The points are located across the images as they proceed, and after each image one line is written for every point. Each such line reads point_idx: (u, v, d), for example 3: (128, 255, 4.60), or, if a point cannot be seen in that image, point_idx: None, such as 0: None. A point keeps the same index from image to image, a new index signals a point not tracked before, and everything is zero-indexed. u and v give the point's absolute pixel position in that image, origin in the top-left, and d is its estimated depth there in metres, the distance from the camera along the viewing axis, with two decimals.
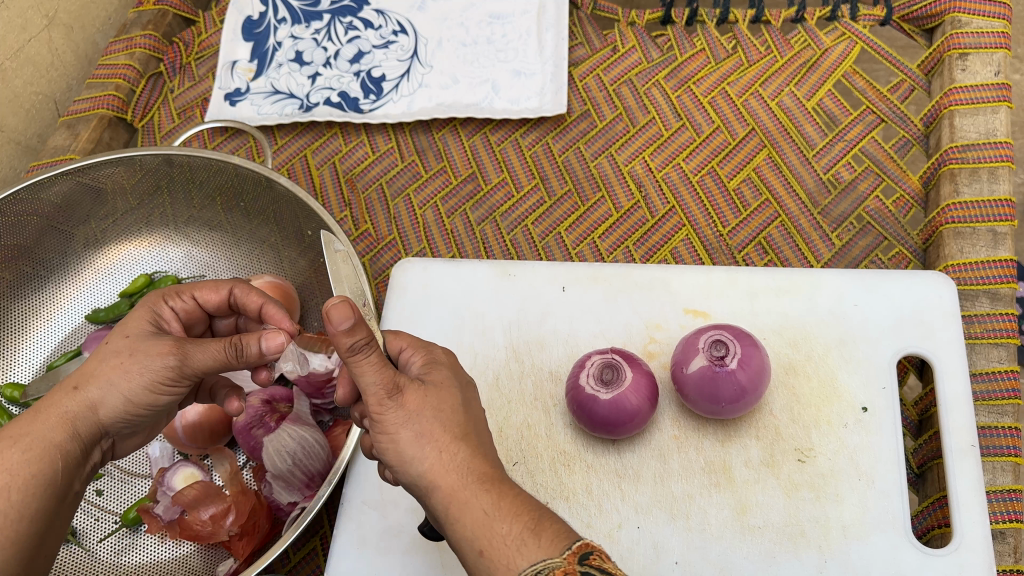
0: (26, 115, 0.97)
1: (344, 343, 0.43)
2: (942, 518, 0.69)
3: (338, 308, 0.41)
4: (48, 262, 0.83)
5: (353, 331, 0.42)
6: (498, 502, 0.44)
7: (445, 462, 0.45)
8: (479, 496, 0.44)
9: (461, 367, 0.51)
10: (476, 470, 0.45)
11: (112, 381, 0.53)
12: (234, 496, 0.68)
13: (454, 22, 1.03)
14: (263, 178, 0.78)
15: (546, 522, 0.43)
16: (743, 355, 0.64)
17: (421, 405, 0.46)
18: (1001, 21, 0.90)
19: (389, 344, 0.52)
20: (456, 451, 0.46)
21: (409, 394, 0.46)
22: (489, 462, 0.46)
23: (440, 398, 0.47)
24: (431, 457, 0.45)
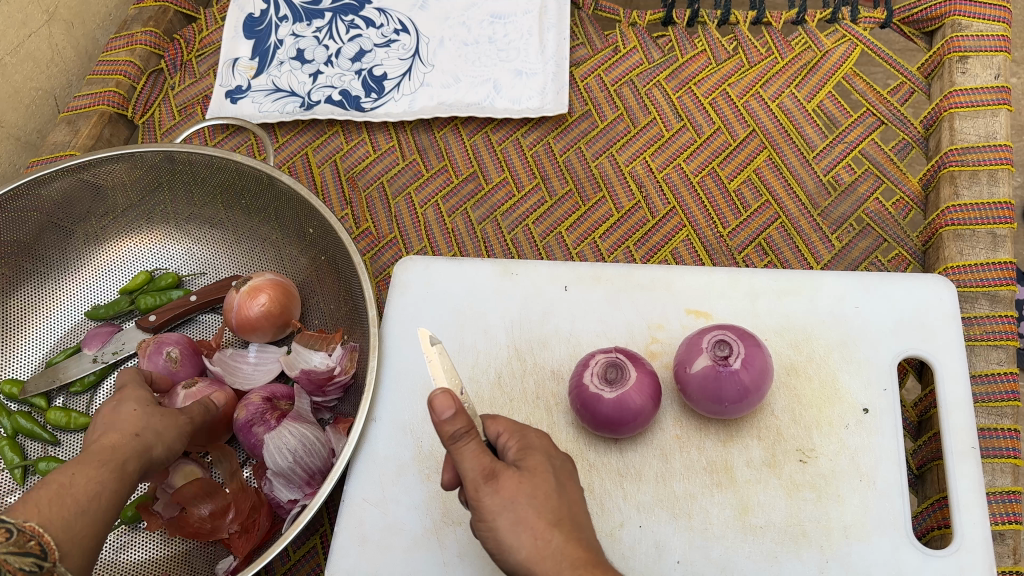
0: (26, 110, 0.97)
1: (446, 431, 0.46)
2: (941, 519, 0.69)
3: (441, 397, 0.45)
4: (48, 259, 0.83)
5: (454, 419, 0.45)
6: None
7: (542, 549, 0.46)
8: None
9: (554, 451, 0.52)
10: (570, 556, 0.46)
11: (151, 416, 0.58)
12: (234, 493, 0.68)
13: (455, 21, 1.03)
14: (265, 176, 0.79)
15: None
16: (746, 355, 0.64)
17: (516, 492, 0.48)
18: (1001, 26, 0.90)
19: (486, 427, 0.53)
20: (552, 538, 0.47)
21: (504, 480, 0.48)
22: (582, 545, 0.47)
23: (536, 484, 0.48)
24: (528, 545, 0.47)
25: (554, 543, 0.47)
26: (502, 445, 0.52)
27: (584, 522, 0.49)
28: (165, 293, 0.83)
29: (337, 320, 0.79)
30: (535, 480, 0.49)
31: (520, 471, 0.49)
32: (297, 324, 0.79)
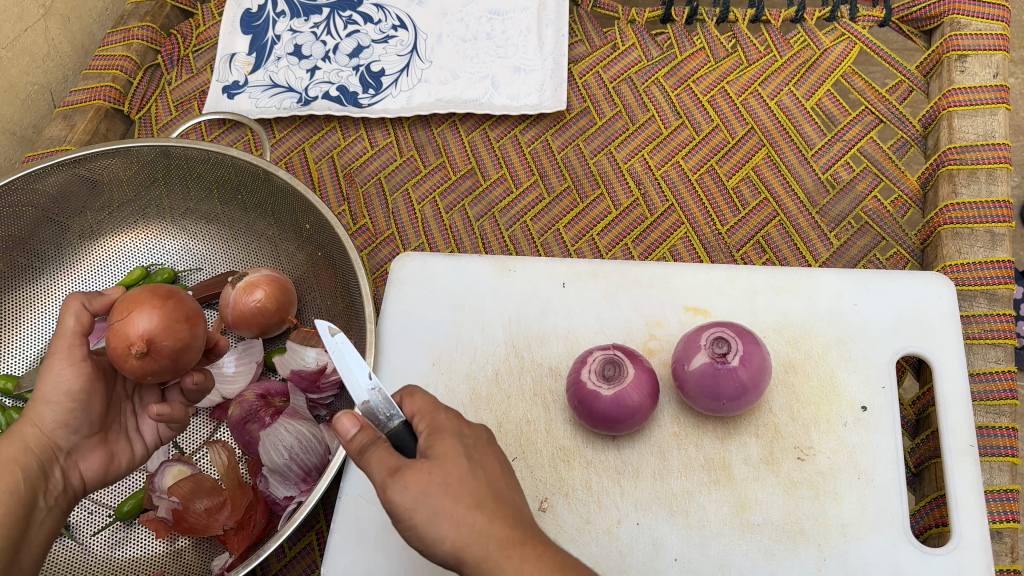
0: (21, 105, 0.96)
1: (354, 447, 0.46)
2: (938, 517, 0.69)
3: (344, 419, 0.45)
4: (43, 253, 0.82)
5: (360, 435, 0.46)
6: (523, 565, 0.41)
7: (467, 535, 0.42)
8: (504, 565, 0.42)
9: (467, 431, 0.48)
10: (498, 535, 0.42)
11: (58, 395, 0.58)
12: (230, 491, 0.68)
13: (454, 17, 1.03)
14: (261, 170, 0.78)
15: None
16: (745, 351, 0.64)
17: (427, 484, 0.44)
18: (1000, 24, 0.90)
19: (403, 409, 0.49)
20: (476, 521, 0.43)
21: (411, 474, 0.44)
22: (510, 523, 0.43)
23: (448, 472, 0.44)
24: (451, 535, 0.43)
25: (478, 527, 0.42)
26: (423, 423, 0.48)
27: (511, 497, 0.45)
28: None
29: (333, 316, 0.78)
30: (449, 467, 0.44)
31: (429, 461, 0.45)
32: (293, 320, 0.78)
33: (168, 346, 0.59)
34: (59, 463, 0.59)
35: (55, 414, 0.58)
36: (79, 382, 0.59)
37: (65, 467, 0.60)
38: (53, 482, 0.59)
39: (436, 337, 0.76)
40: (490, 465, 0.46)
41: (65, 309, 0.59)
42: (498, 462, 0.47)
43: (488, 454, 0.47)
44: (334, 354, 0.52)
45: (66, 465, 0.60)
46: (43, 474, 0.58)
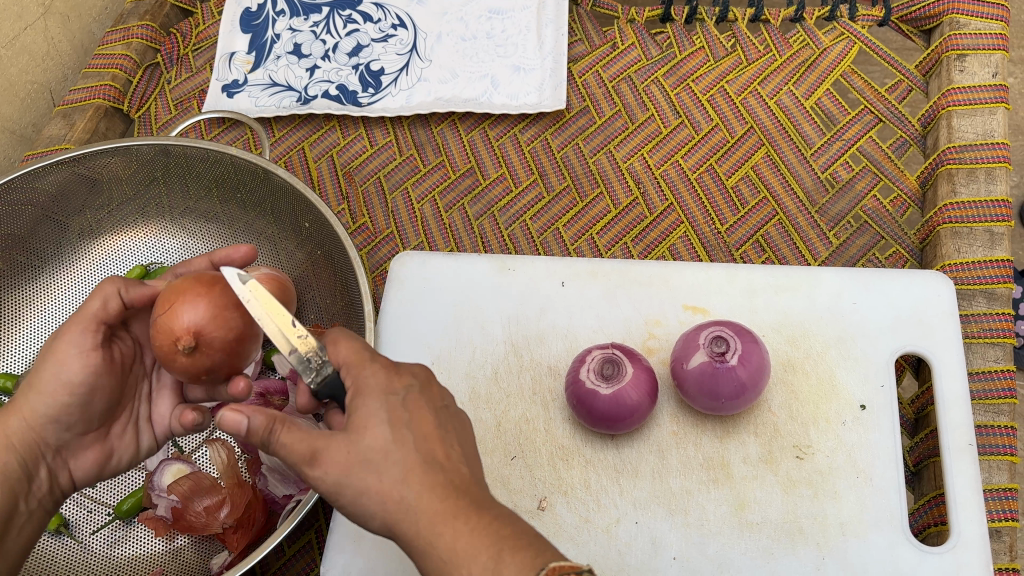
0: (21, 103, 0.96)
1: (257, 437, 0.45)
2: (937, 516, 0.70)
3: (227, 419, 0.44)
4: (42, 252, 0.83)
5: (253, 423, 0.44)
6: (455, 544, 0.40)
7: (392, 509, 0.42)
8: (436, 542, 0.41)
9: (393, 385, 0.45)
10: (425, 510, 0.41)
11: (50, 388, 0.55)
12: (229, 488, 0.68)
13: (453, 16, 1.02)
14: (260, 169, 0.78)
15: (507, 556, 0.39)
16: (744, 351, 0.64)
17: (348, 463, 0.43)
18: (999, 23, 0.90)
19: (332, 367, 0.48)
20: (402, 497, 0.42)
21: (331, 456, 0.43)
22: (440, 493, 0.42)
23: (367, 447, 0.43)
24: (380, 512, 0.42)
25: (409, 503, 0.42)
26: (358, 377, 0.46)
27: (445, 456, 0.43)
28: None
29: (332, 314, 0.78)
30: (367, 443, 0.43)
31: (348, 436, 0.44)
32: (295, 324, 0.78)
33: (219, 337, 0.54)
34: (46, 463, 0.57)
35: (46, 407, 0.55)
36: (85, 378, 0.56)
37: (54, 466, 0.58)
38: (38, 482, 0.57)
39: (436, 336, 0.76)
40: (421, 423, 0.44)
41: (97, 290, 0.56)
42: (432, 415, 0.45)
43: (420, 408, 0.45)
44: (251, 304, 0.53)
45: (55, 464, 0.58)
46: (28, 474, 0.56)
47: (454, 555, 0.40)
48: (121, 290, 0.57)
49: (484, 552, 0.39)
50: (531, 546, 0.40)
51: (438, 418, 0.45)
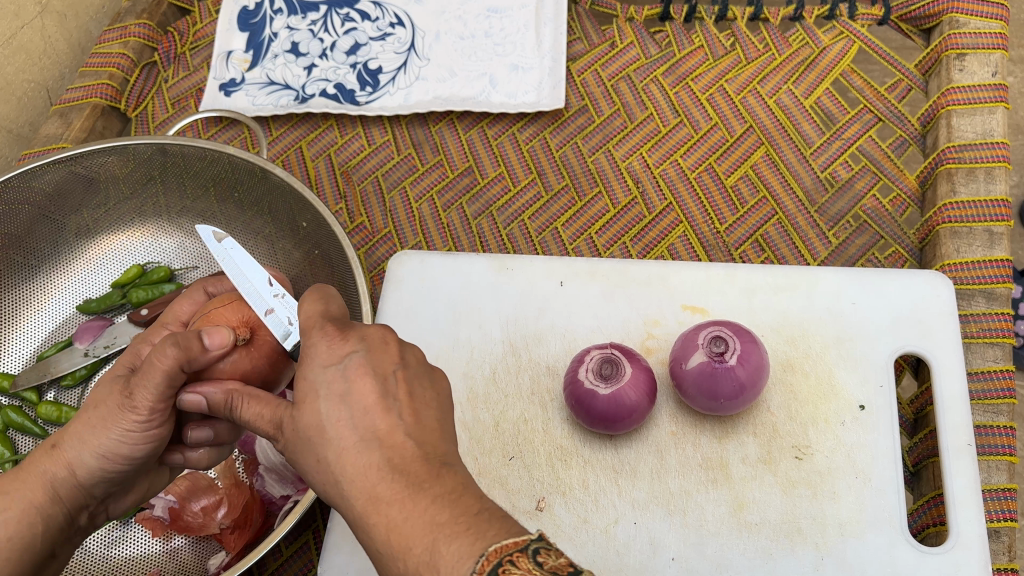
0: (18, 102, 0.96)
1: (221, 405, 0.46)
2: (937, 516, 0.70)
3: (188, 403, 0.47)
4: (39, 252, 0.82)
5: (212, 396, 0.46)
6: (389, 534, 0.39)
7: (324, 472, 0.42)
8: (370, 533, 0.39)
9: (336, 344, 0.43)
10: (363, 491, 0.40)
11: (82, 437, 0.48)
12: (227, 489, 0.68)
13: (452, 15, 1.02)
14: (257, 168, 0.77)
15: (441, 546, 0.37)
16: (743, 351, 0.64)
17: (295, 442, 0.43)
18: (998, 22, 0.90)
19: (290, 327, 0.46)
20: (337, 480, 0.41)
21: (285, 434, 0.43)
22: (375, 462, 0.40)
23: (304, 424, 0.42)
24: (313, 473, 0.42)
25: (342, 487, 0.41)
26: (308, 345, 0.44)
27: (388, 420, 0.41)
28: (157, 288, 0.82)
29: None
30: (304, 418, 0.42)
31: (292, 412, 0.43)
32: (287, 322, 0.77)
33: (272, 339, 0.53)
34: (89, 509, 0.53)
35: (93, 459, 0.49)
36: (143, 451, 0.50)
37: (94, 510, 0.54)
38: (77, 527, 0.54)
39: (433, 335, 0.76)
40: (363, 394, 0.41)
41: (149, 368, 0.45)
42: (374, 381, 0.42)
43: (362, 376, 0.42)
44: (224, 262, 0.54)
45: (96, 508, 0.54)
46: (70, 521, 0.52)
47: (387, 546, 0.38)
48: (183, 364, 0.46)
49: (419, 545, 0.37)
50: (468, 530, 0.37)
51: (384, 386, 0.42)
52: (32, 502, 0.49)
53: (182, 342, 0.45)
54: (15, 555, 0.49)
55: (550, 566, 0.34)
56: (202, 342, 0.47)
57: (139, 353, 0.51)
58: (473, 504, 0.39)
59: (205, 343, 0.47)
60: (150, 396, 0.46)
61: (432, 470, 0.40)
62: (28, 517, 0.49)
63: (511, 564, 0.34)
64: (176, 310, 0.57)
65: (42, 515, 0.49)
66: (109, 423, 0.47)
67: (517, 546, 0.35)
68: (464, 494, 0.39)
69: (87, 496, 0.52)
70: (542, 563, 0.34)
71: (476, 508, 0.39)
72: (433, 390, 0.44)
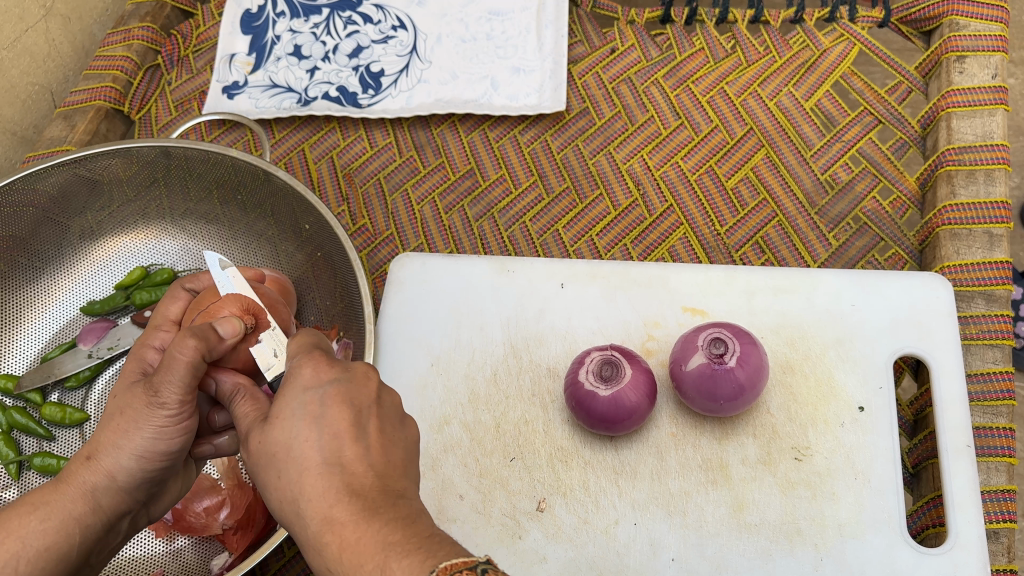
0: (23, 105, 0.97)
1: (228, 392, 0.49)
2: (936, 517, 0.70)
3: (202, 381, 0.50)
4: (44, 253, 0.83)
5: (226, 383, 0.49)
6: (342, 554, 0.39)
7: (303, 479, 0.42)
8: (324, 553, 0.40)
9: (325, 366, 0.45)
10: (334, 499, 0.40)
11: (117, 443, 0.48)
12: (229, 490, 0.70)
13: (453, 18, 1.03)
14: (260, 171, 0.78)
15: (393, 563, 0.37)
16: (742, 352, 0.64)
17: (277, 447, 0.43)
18: (999, 25, 0.90)
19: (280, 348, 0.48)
20: (295, 498, 0.41)
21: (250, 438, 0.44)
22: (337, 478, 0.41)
23: (271, 442, 0.43)
24: (273, 490, 0.42)
25: (300, 506, 0.41)
26: (294, 370, 0.45)
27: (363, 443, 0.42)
28: (161, 288, 0.82)
29: (332, 316, 0.79)
30: (277, 430, 0.43)
31: (263, 427, 0.44)
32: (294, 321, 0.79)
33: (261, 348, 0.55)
34: (130, 515, 0.53)
35: (128, 461, 0.49)
36: (178, 446, 0.50)
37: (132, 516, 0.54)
38: (116, 531, 0.53)
39: (435, 337, 0.76)
40: (335, 419, 0.42)
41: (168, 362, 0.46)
42: (351, 411, 0.43)
43: (339, 404, 0.43)
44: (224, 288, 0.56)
45: (136, 513, 0.54)
46: (108, 528, 0.51)
47: (339, 564, 0.39)
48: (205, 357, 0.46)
49: (370, 562, 0.38)
50: (419, 549, 0.37)
51: (357, 417, 0.43)
52: (72, 513, 0.49)
53: (199, 333, 0.46)
54: (52, 565, 0.48)
55: None
56: (216, 332, 0.48)
57: (147, 357, 0.51)
58: (424, 529, 0.39)
59: (220, 333, 0.48)
60: (176, 389, 0.46)
61: (388, 498, 0.40)
62: (68, 527, 0.49)
63: None
64: (166, 313, 0.57)
65: (81, 526, 0.49)
66: (140, 422, 0.47)
67: (467, 565, 0.36)
68: (416, 521, 0.39)
69: (129, 501, 0.51)
70: None
71: (428, 530, 0.39)
72: (401, 428, 0.45)
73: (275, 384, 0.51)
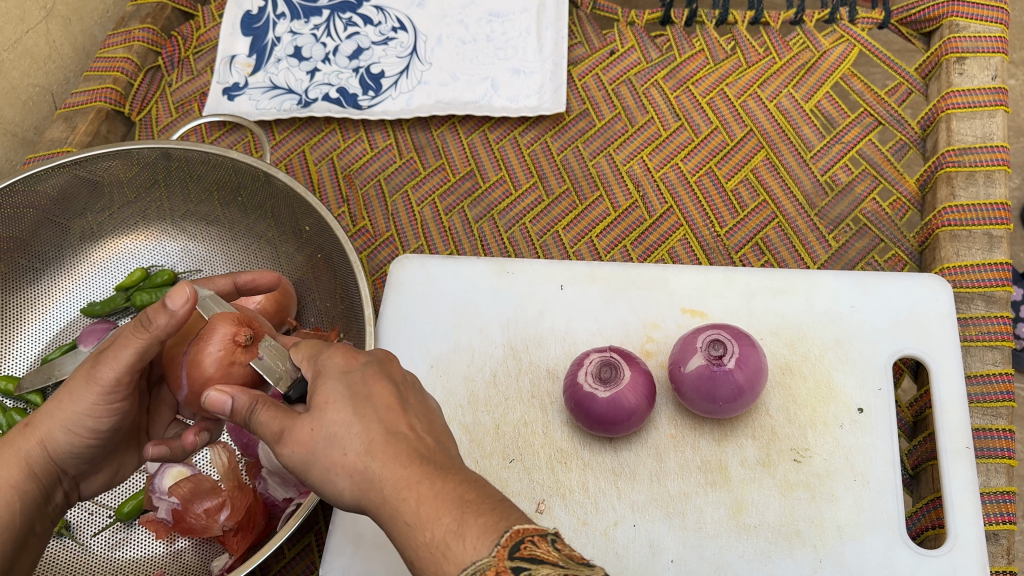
0: (23, 106, 0.97)
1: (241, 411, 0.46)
2: (936, 519, 0.70)
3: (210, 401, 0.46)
4: (44, 255, 0.83)
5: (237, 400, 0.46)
6: (421, 505, 0.40)
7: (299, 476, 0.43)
8: (401, 508, 0.40)
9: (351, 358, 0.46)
10: None
11: (56, 413, 0.51)
12: (229, 491, 0.68)
13: (453, 19, 1.03)
14: (261, 173, 0.78)
15: (470, 517, 0.38)
16: (741, 354, 0.64)
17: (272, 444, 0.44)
18: (998, 26, 0.90)
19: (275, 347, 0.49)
20: (366, 468, 0.42)
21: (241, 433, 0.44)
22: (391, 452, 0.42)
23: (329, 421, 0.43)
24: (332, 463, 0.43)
25: (366, 474, 0.42)
26: (325, 359, 0.47)
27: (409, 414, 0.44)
28: (162, 290, 0.82)
29: (332, 317, 0.79)
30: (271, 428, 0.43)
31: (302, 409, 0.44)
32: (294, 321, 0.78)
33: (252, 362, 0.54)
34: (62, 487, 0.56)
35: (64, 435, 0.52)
36: (108, 425, 0.53)
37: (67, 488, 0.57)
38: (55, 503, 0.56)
39: (433, 338, 0.76)
40: (381, 395, 0.44)
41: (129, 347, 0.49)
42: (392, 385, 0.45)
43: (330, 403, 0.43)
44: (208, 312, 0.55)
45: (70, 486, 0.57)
46: (46, 497, 0.54)
47: (418, 517, 0.39)
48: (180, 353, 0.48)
49: (439, 522, 0.39)
50: (494, 509, 0.39)
51: (399, 391, 0.45)
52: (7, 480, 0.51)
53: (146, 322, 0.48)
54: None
55: (566, 551, 0.39)
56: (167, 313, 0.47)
57: None
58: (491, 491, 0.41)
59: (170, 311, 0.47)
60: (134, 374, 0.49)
61: (453, 464, 0.42)
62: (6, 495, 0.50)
63: (533, 543, 0.38)
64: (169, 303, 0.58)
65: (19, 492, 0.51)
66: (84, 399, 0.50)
67: (538, 531, 0.39)
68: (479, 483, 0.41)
69: (60, 467, 0.54)
70: (558, 548, 0.39)
71: (498, 494, 0.41)
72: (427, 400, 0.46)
73: (291, 396, 0.49)
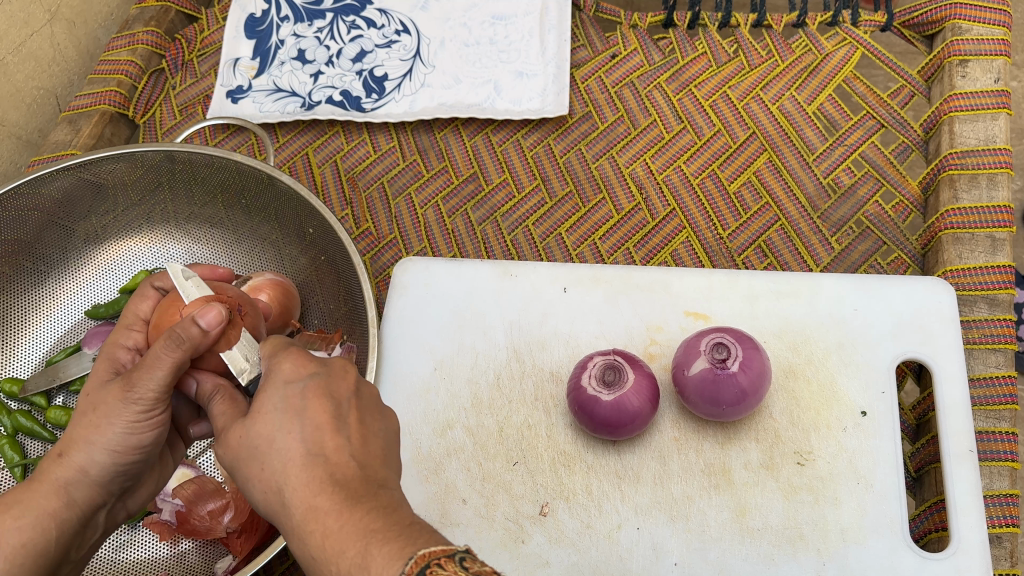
0: (27, 109, 0.97)
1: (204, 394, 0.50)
2: (939, 522, 0.70)
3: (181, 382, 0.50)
4: (48, 257, 0.83)
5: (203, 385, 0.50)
6: (324, 541, 0.40)
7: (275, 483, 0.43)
8: (306, 541, 0.41)
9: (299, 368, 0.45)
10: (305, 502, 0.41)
11: (91, 439, 0.49)
12: (234, 493, 0.69)
13: (456, 22, 1.03)
14: (264, 176, 0.78)
15: (374, 548, 0.38)
16: (745, 357, 0.64)
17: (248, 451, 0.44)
18: (1001, 29, 0.90)
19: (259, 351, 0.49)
20: (331, 475, 0.41)
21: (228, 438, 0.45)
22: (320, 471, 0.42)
23: (253, 435, 0.44)
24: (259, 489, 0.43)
25: (283, 496, 0.42)
26: (274, 366, 0.46)
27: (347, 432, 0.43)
28: None
29: (336, 319, 0.79)
30: (252, 436, 0.44)
31: (243, 422, 0.44)
32: (296, 324, 0.78)
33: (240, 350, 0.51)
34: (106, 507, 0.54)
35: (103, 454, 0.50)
36: (149, 439, 0.51)
37: (110, 508, 0.55)
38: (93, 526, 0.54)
39: (436, 340, 0.76)
40: (315, 412, 0.43)
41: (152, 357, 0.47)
42: (330, 403, 0.44)
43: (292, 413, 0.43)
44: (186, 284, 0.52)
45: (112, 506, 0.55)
46: (85, 522, 0.53)
47: (321, 552, 0.40)
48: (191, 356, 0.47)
49: (351, 548, 0.39)
50: (398, 537, 0.38)
51: (336, 409, 0.44)
52: (45, 509, 0.50)
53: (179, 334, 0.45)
54: (30, 561, 0.50)
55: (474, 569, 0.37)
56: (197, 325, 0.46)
57: (118, 358, 0.53)
58: (406, 516, 0.40)
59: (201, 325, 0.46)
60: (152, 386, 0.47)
61: (369, 487, 0.41)
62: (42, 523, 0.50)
63: (438, 567, 0.36)
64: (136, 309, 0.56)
65: (56, 520, 0.50)
66: (112, 415, 0.49)
67: (444, 553, 0.37)
68: (397, 509, 0.41)
69: (105, 495, 0.52)
70: (467, 568, 0.37)
71: (410, 519, 0.40)
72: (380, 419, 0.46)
73: (252, 388, 0.49)
